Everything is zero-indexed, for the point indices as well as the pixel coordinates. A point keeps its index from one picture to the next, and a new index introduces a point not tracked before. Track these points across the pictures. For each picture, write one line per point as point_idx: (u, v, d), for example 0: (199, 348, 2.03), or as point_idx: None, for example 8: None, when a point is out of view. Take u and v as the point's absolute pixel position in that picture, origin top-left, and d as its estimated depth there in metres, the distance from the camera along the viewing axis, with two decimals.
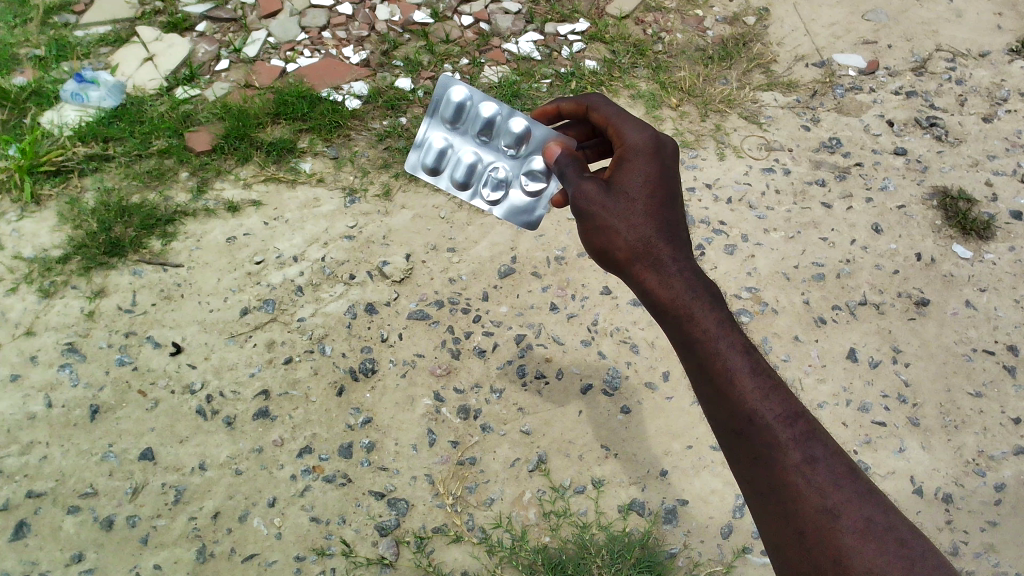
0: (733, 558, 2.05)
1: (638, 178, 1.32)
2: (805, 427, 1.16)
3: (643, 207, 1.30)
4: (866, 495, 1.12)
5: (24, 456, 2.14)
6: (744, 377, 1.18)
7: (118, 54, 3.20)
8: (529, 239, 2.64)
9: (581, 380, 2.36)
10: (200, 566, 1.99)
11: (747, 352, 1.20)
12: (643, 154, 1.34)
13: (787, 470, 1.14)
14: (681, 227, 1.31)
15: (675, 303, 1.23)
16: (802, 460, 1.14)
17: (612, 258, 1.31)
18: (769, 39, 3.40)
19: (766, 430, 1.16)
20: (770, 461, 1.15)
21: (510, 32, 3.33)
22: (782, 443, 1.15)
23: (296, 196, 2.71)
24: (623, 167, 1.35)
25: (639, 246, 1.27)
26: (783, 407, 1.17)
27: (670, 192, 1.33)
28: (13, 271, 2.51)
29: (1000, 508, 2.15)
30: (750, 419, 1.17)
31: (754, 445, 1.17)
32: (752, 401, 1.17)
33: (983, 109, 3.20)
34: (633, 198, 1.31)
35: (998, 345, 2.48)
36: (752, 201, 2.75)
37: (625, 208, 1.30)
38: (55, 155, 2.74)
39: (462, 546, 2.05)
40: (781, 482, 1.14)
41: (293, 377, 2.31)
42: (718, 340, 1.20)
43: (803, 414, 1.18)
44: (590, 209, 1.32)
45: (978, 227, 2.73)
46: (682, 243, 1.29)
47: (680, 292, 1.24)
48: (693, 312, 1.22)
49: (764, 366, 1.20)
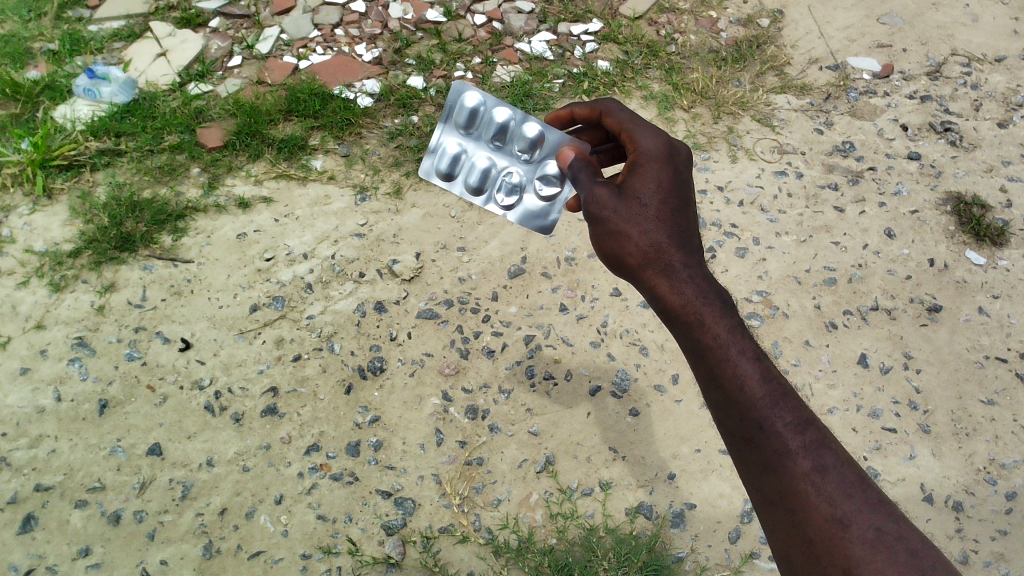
0: (741, 563, 2.04)
1: (650, 183, 1.32)
2: (816, 435, 1.15)
3: (655, 212, 1.29)
4: (876, 504, 1.11)
5: (33, 450, 2.15)
6: (755, 383, 1.17)
7: (131, 49, 3.21)
8: (540, 240, 2.64)
9: (590, 382, 2.35)
10: (206, 563, 1.99)
11: (758, 359, 1.19)
12: (654, 160, 1.35)
13: (797, 477, 1.13)
14: (692, 233, 1.30)
15: (685, 308, 1.22)
16: (812, 469, 1.13)
17: (622, 263, 1.30)
18: (782, 41, 3.39)
19: (776, 438, 1.15)
20: (780, 469, 1.14)
21: (523, 31, 3.32)
22: (792, 450, 1.14)
23: (307, 193, 2.71)
24: (636, 172, 1.34)
25: (650, 252, 1.26)
26: (793, 415, 1.16)
27: (681, 197, 1.32)
28: (24, 264, 2.52)
29: (1011, 518, 2.13)
30: (760, 425, 1.16)
31: (764, 452, 1.16)
32: (763, 408, 1.16)
33: (999, 114, 3.17)
34: (645, 203, 1.30)
35: (1010, 352, 2.46)
36: (763, 204, 2.74)
37: (636, 213, 1.29)
38: (68, 149, 2.75)
39: (468, 547, 2.04)
40: (791, 490, 1.13)
41: (301, 374, 2.31)
42: (728, 346, 1.19)
43: (812, 421, 1.17)
44: (602, 213, 1.31)
45: (992, 233, 2.71)
46: (693, 249, 1.28)
47: (691, 298, 1.22)
48: (703, 318, 1.21)
49: (775, 373, 1.18)
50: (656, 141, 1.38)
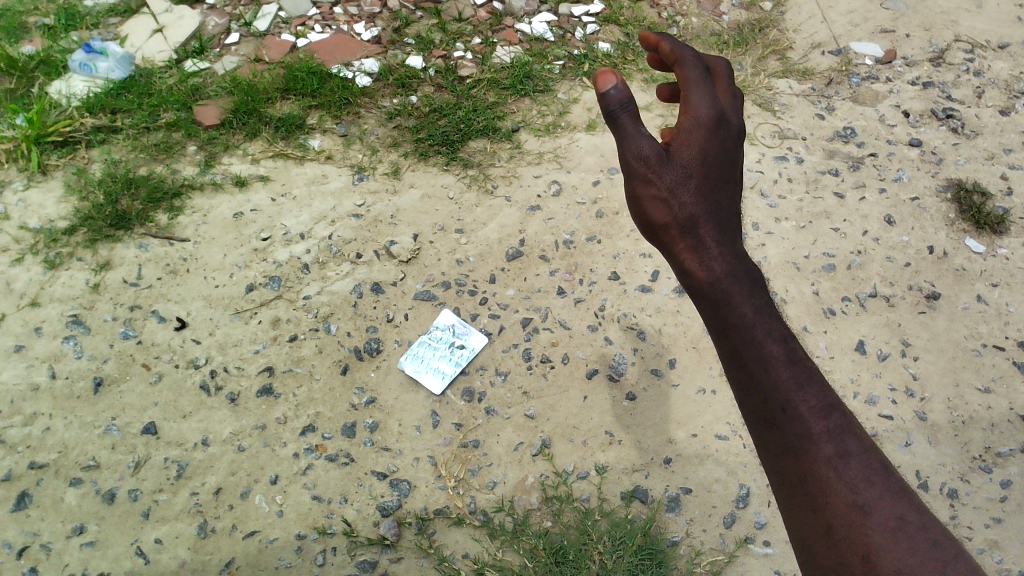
0: (736, 548, 2.04)
1: (696, 152, 1.23)
2: (839, 420, 1.14)
3: (696, 185, 1.22)
4: (898, 493, 1.11)
5: (28, 427, 2.14)
6: (781, 365, 1.13)
7: (127, 25, 3.18)
8: (538, 222, 2.61)
9: (587, 365, 2.33)
10: (201, 542, 1.99)
11: (784, 341, 1.15)
12: (703, 128, 1.25)
13: (817, 461, 1.12)
14: (729, 208, 1.24)
15: (714, 284, 1.17)
16: (834, 454, 1.12)
17: (654, 228, 1.24)
18: (785, 25, 3.37)
19: (800, 422, 1.13)
20: (801, 452, 1.13)
21: (524, 11, 3.30)
22: (815, 435, 1.13)
23: (304, 172, 2.70)
24: (681, 138, 1.25)
25: (685, 223, 1.20)
26: (818, 398, 1.14)
27: (724, 172, 1.25)
28: (18, 241, 2.50)
29: (1005, 505, 2.13)
30: (783, 407, 1.13)
31: (785, 435, 1.14)
32: (787, 390, 1.13)
33: (1002, 101, 3.13)
34: (687, 172, 1.22)
35: (1008, 341, 2.44)
36: (764, 188, 2.73)
37: (678, 180, 1.22)
38: (63, 126, 2.74)
39: (463, 529, 2.04)
40: (812, 475, 1.12)
41: (297, 355, 2.30)
42: (755, 326, 1.14)
43: (836, 406, 1.15)
44: (640, 175, 1.23)
45: (992, 221, 2.69)
46: (730, 227, 1.22)
47: (721, 275, 1.16)
48: (732, 296, 1.15)
49: (802, 359, 1.15)
50: (710, 108, 1.27)
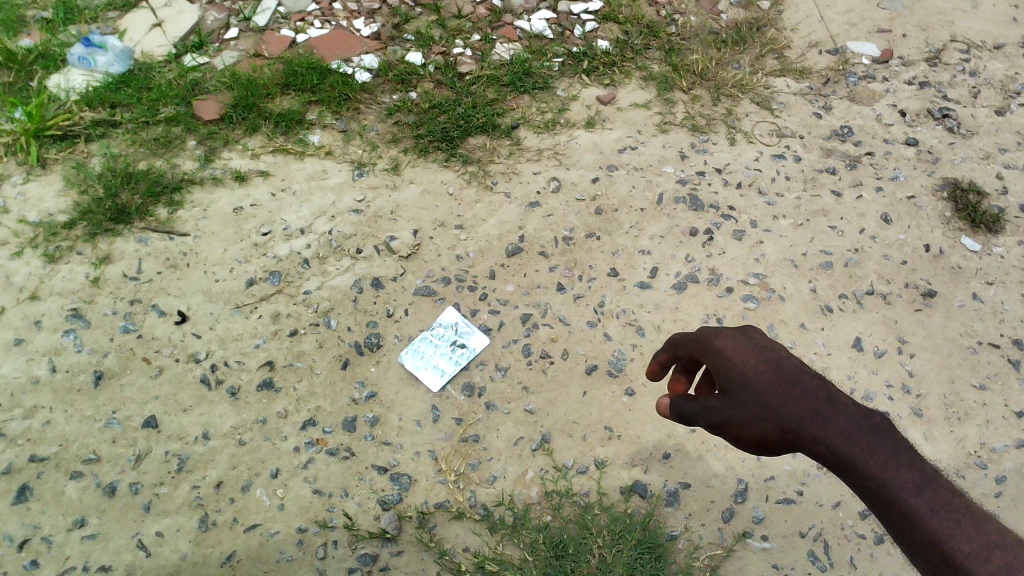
0: (734, 542, 2.05)
1: (732, 351, 1.31)
2: (937, 495, 1.04)
3: (740, 361, 1.29)
4: (1015, 548, 0.97)
5: (28, 421, 2.14)
6: (865, 464, 1.11)
7: (126, 19, 3.18)
8: (538, 218, 2.62)
9: (586, 361, 2.34)
10: (202, 536, 2.00)
11: (863, 444, 1.13)
12: (723, 335, 1.34)
13: (927, 540, 1.02)
14: (779, 360, 1.28)
15: (790, 431, 1.22)
16: (942, 528, 1.01)
17: (726, 430, 1.31)
18: (782, 24, 3.39)
19: (896, 508, 1.06)
20: (912, 537, 1.04)
21: (523, 9, 3.31)
22: (916, 516, 1.04)
23: (304, 167, 2.70)
24: (719, 360, 1.33)
25: (745, 394, 1.28)
26: (907, 479, 1.07)
27: (764, 341, 1.31)
28: (18, 235, 2.49)
29: (999, 501, 2.16)
30: (883, 500, 1.08)
31: (895, 526, 1.06)
32: (880, 482, 1.08)
33: (997, 101, 3.16)
34: (734, 363, 1.30)
35: (1003, 339, 2.46)
36: (762, 186, 2.75)
37: (729, 402, 1.29)
38: (62, 119, 2.73)
39: (463, 523, 2.05)
40: (931, 556, 1.02)
41: (298, 349, 2.31)
42: (835, 443, 1.15)
43: (932, 482, 1.06)
44: (708, 420, 1.32)
45: (988, 220, 2.71)
46: (787, 370, 1.26)
47: (788, 418, 1.22)
48: (809, 427, 1.19)
49: (882, 449, 1.11)
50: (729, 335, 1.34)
